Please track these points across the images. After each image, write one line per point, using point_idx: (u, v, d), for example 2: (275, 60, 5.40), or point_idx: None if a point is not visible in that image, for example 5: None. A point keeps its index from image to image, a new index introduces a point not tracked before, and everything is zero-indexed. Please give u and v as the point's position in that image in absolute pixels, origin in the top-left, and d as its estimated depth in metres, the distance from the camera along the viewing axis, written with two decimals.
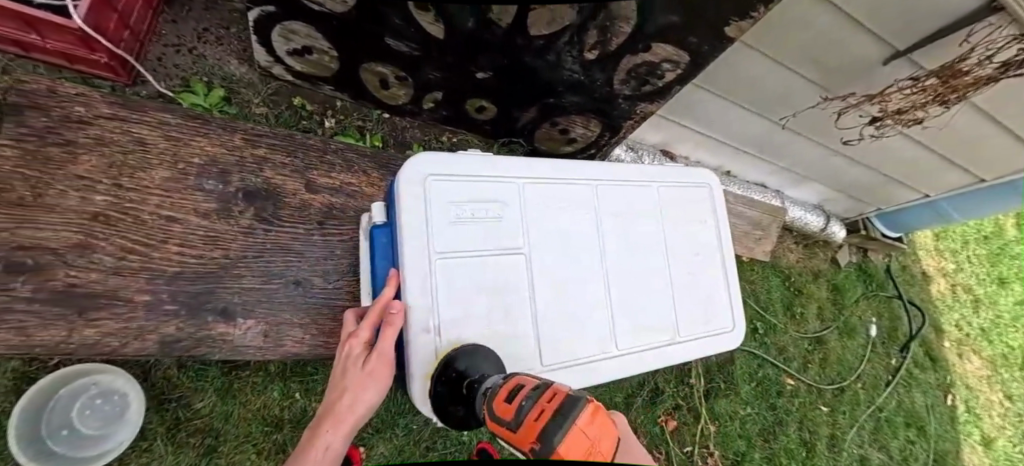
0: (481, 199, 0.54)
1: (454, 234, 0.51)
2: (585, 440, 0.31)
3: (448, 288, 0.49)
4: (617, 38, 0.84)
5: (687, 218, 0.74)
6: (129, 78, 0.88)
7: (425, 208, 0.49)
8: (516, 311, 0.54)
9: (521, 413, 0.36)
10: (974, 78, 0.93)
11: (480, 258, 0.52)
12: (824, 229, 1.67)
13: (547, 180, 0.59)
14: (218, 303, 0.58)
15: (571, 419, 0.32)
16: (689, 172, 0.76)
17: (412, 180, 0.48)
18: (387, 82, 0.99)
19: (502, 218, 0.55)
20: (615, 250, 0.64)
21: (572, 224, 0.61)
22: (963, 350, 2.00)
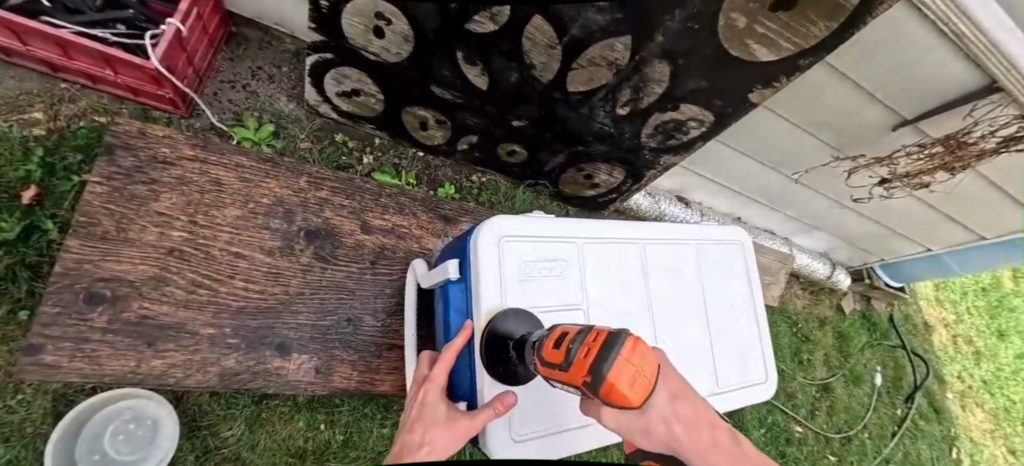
0: (546, 256, 0.58)
1: (524, 290, 0.55)
2: (631, 367, 0.30)
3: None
4: (648, 97, 0.91)
5: (723, 273, 0.79)
6: (186, 111, 0.92)
7: (499, 267, 0.53)
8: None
9: (572, 355, 0.35)
10: (978, 150, 0.99)
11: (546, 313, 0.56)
12: (830, 276, 1.71)
13: (601, 238, 0.64)
14: (276, 338, 0.60)
15: (614, 350, 0.31)
16: (722, 228, 0.81)
17: (490, 240, 0.53)
18: (427, 124, 1.04)
19: (564, 273, 0.59)
20: (661, 304, 0.68)
21: (624, 279, 0.65)
22: (967, 403, 2.01)
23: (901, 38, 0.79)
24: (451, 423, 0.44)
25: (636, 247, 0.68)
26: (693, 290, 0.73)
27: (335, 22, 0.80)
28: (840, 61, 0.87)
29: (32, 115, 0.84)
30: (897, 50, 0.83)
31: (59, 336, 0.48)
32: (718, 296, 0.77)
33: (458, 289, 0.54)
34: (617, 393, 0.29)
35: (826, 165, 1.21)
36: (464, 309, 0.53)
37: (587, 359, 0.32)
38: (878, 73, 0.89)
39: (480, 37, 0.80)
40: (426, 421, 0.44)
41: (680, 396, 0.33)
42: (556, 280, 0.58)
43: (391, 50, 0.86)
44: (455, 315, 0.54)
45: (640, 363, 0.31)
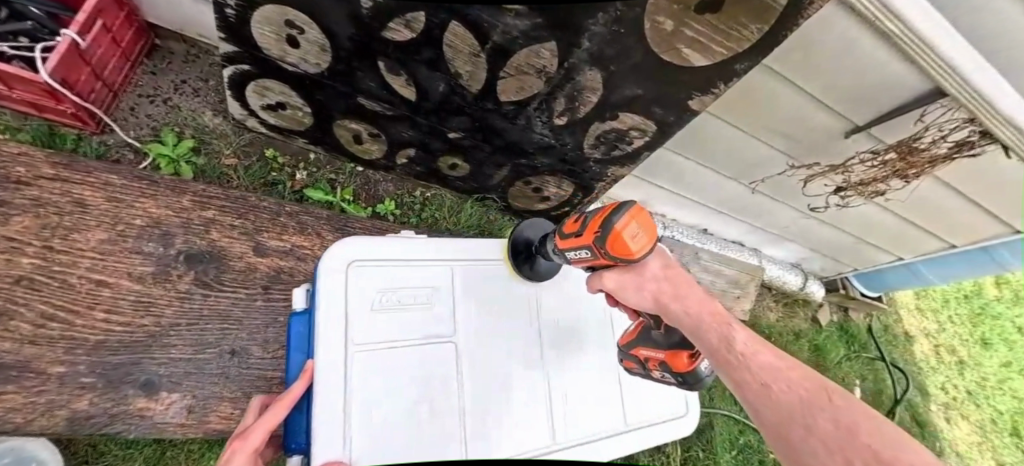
0: (402, 288, 0.62)
1: (374, 323, 0.57)
2: (631, 220, 0.55)
3: (363, 373, 0.54)
4: (585, 106, 0.87)
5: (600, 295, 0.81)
6: (98, 127, 0.86)
7: (345, 298, 0.55)
8: (432, 392, 0.60)
9: (587, 221, 0.61)
10: (930, 156, 0.95)
11: (398, 344, 0.59)
12: (803, 287, 1.67)
13: (465, 267, 0.69)
14: (142, 375, 0.58)
15: (622, 211, 0.56)
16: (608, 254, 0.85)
17: (337, 274, 0.56)
18: (361, 137, 0.99)
19: (422, 304, 0.63)
20: (534, 327, 0.72)
21: (491, 307, 0.69)
22: (951, 415, 1.95)
23: (842, 38, 0.75)
24: None
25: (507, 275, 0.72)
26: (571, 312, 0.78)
27: (244, 31, 0.75)
28: (781, 65, 0.83)
29: None
30: (837, 52, 0.79)
31: None
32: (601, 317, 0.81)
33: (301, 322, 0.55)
34: (620, 235, 0.54)
35: (782, 174, 1.17)
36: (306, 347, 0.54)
37: (603, 216, 0.57)
38: (821, 78, 0.86)
39: (398, 44, 0.76)
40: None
41: (668, 266, 0.57)
42: (414, 312, 0.62)
43: (309, 60, 0.81)
44: (297, 351, 0.54)
45: (638, 223, 0.56)
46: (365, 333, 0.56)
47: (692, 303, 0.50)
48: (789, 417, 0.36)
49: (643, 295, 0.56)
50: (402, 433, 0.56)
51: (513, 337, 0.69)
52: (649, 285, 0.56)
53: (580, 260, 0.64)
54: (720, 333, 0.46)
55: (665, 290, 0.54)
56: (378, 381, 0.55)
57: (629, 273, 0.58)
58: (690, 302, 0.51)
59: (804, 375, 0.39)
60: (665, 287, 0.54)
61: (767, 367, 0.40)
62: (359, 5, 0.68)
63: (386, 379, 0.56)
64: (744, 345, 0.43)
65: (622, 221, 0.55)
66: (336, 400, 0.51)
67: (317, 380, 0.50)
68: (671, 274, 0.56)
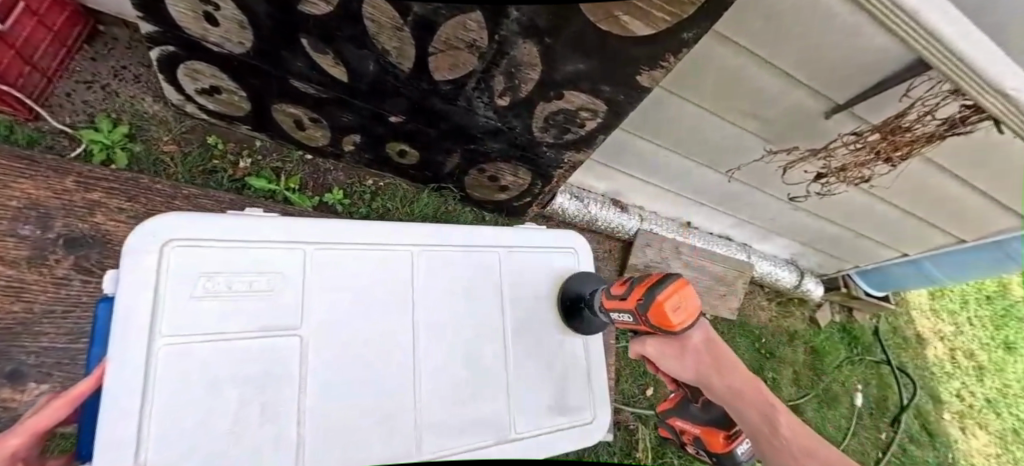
0: (255, 270, 0.42)
1: (203, 318, 0.38)
2: (674, 296, 0.50)
3: (175, 389, 0.35)
4: (526, 85, 0.81)
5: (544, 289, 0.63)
6: (31, 114, 0.84)
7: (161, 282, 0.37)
8: (285, 415, 0.40)
9: (633, 287, 0.55)
10: (915, 136, 0.86)
11: (239, 350, 0.39)
12: (797, 285, 1.56)
13: (356, 244, 0.48)
14: (7, 365, 0.51)
15: (665, 283, 0.51)
16: (553, 236, 0.66)
17: (143, 245, 0.37)
18: (302, 123, 0.95)
19: (290, 292, 0.43)
20: (457, 327, 0.53)
21: (395, 299, 0.49)
22: (967, 425, 1.81)
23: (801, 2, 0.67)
24: None
25: (426, 258, 0.53)
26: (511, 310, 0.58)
27: (159, 9, 0.72)
28: (740, 34, 0.75)
29: None
30: (802, 19, 0.70)
31: None
32: (548, 315, 0.62)
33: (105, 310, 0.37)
34: (662, 306, 0.50)
35: (759, 160, 1.08)
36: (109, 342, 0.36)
37: (646, 285, 0.52)
38: (785, 51, 0.77)
39: (317, 20, 0.71)
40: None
41: (707, 333, 0.57)
42: (272, 303, 0.42)
43: (232, 40, 0.77)
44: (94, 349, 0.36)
45: (682, 298, 0.51)
46: (187, 328, 0.37)
47: (731, 376, 0.54)
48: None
49: (682, 363, 0.58)
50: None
51: (427, 341, 0.50)
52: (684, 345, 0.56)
53: (625, 326, 0.58)
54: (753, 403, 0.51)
55: (703, 361, 0.56)
56: (207, 400, 0.36)
57: (670, 343, 0.58)
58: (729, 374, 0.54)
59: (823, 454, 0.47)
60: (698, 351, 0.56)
61: (807, 450, 0.46)
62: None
63: (220, 395, 0.37)
64: (789, 432, 0.48)
65: (664, 294, 0.50)
66: (128, 423, 0.32)
67: (107, 385, 0.32)
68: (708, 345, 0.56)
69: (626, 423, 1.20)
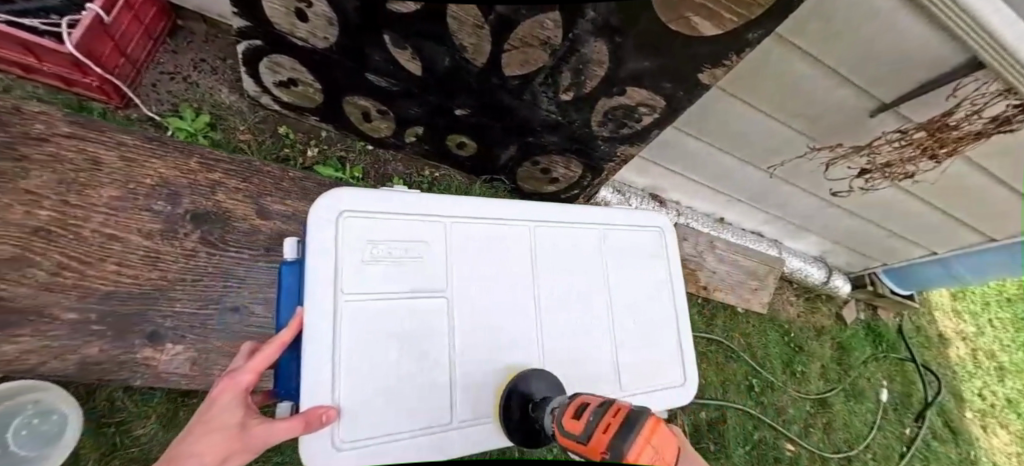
0: (405, 239, 0.48)
1: (369, 278, 0.44)
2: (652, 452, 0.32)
3: (354, 337, 0.42)
4: (591, 81, 0.86)
5: (637, 265, 0.65)
6: (121, 101, 0.91)
7: (338, 248, 0.43)
8: (436, 363, 0.46)
9: (588, 429, 0.36)
10: (961, 133, 0.90)
11: (398, 306, 0.45)
12: (826, 282, 1.60)
13: (483, 219, 0.53)
14: (148, 326, 0.57)
15: (637, 431, 0.33)
16: (650, 216, 0.68)
17: (325, 216, 0.43)
18: (369, 115, 1.01)
19: (432, 259, 0.49)
20: (568, 297, 0.56)
21: (516, 269, 0.54)
22: (989, 423, 1.83)
23: (863, 5, 0.71)
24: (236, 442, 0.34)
25: (540, 233, 0.57)
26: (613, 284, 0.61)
27: (255, 5, 0.77)
28: (797, 36, 0.79)
29: None
30: (858, 22, 0.75)
31: None
32: (647, 290, 0.64)
33: (292, 273, 0.44)
34: None
35: (803, 157, 1.12)
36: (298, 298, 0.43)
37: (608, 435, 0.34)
38: (841, 51, 0.82)
39: (402, 18, 0.76)
40: (212, 423, 0.34)
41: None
42: (419, 268, 0.47)
43: (318, 35, 0.83)
44: (287, 303, 0.43)
45: (658, 444, 0.33)
46: (360, 286, 0.43)
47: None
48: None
49: None
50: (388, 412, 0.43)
51: (544, 308, 0.54)
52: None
53: None
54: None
55: None
56: (375, 348, 0.43)
57: None
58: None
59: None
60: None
61: None
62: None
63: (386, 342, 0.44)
64: None
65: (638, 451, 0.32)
66: (324, 362, 0.39)
67: (307, 332, 0.39)
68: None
69: None
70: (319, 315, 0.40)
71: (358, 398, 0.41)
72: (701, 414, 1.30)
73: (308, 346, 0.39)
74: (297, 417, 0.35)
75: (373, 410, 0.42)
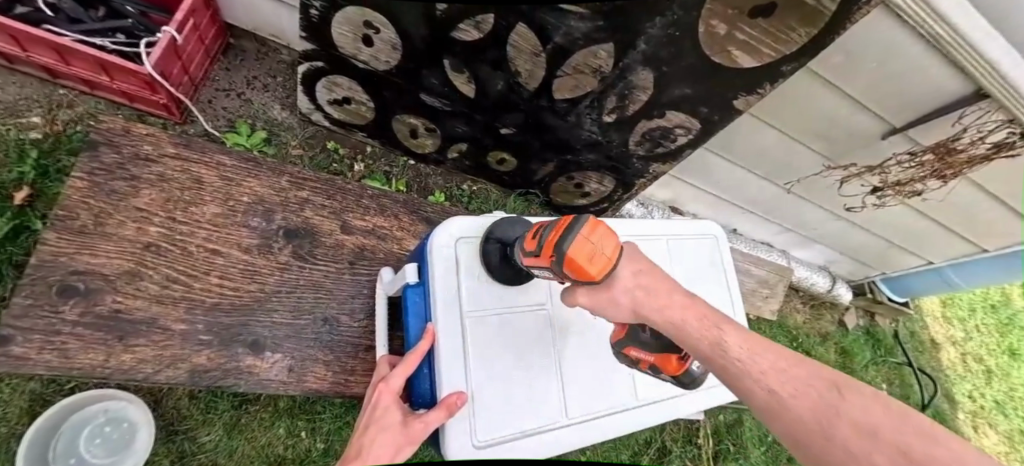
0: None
1: (481, 292, 0.55)
2: (589, 245, 0.42)
3: (478, 344, 0.53)
4: (634, 105, 0.92)
5: (696, 270, 0.78)
6: (181, 117, 0.95)
7: (459, 270, 0.54)
8: (541, 359, 0.59)
9: (543, 240, 0.47)
10: (968, 157, 0.99)
11: (505, 314, 0.57)
12: (830, 290, 1.69)
13: None
14: (250, 336, 0.60)
15: (578, 231, 0.43)
16: (696, 225, 0.79)
17: (446, 243, 0.53)
18: (417, 132, 1.06)
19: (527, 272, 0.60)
20: None
21: None
22: (978, 424, 1.94)
23: (884, 40, 0.79)
24: (399, 437, 0.42)
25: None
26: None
27: (326, 30, 0.82)
28: (822, 69, 0.87)
29: (30, 120, 0.85)
30: (878, 58, 0.83)
31: (29, 328, 0.48)
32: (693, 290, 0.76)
33: (416, 292, 0.54)
34: (578, 264, 0.42)
35: (818, 175, 1.21)
36: (423, 314, 0.53)
37: (556, 235, 0.44)
38: (862, 82, 0.90)
39: (465, 44, 0.81)
40: (381, 425, 0.43)
41: (635, 265, 0.45)
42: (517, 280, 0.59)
43: (380, 59, 0.87)
44: (412, 320, 0.53)
45: (599, 237, 0.43)
46: (481, 302, 0.54)
47: (670, 310, 0.42)
48: (817, 439, 0.34)
49: (613, 308, 0.45)
50: (511, 401, 0.55)
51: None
52: (620, 302, 0.44)
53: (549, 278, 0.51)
54: (710, 340, 0.41)
55: (639, 299, 0.44)
56: (496, 351, 0.54)
57: (598, 289, 0.45)
58: (669, 310, 0.43)
59: (796, 363, 0.39)
60: (646, 305, 0.43)
61: (776, 368, 0.38)
62: (435, 7, 0.74)
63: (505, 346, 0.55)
64: (743, 352, 0.39)
65: (578, 246, 0.42)
66: (457, 365, 0.50)
67: (439, 344, 0.50)
68: (640, 279, 0.44)
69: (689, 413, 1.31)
70: (451, 328, 0.51)
71: (484, 396, 0.53)
72: (721, 418, 1.35)
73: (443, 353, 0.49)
74: (441, 406, 0.46)
75: (496, 405, 0.54)
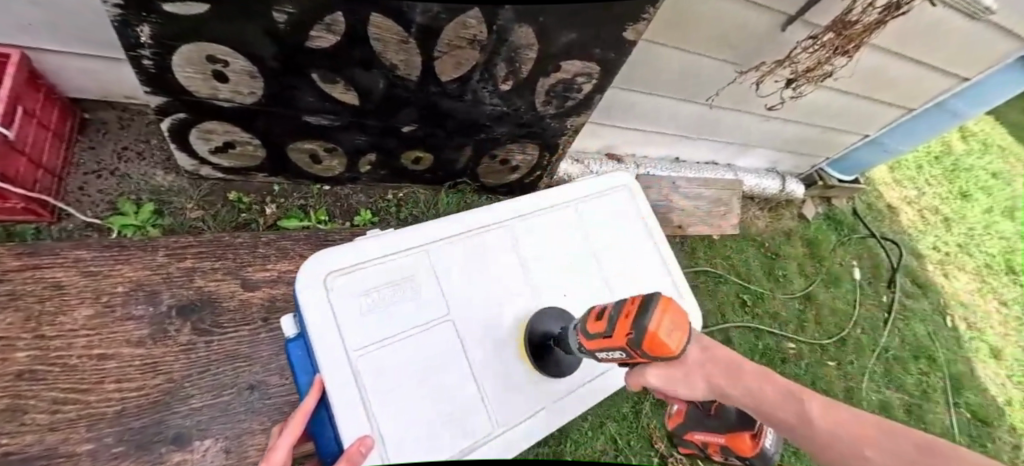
0: (391, 278, 0.56)
1: (370, 324, 0.52)
2: (669, 322, 0.42)
3: (379, 379, 0.50)
4: (525, 65, 0.87)
5: (607, 227, 0.79)
6: (51, 215, 0.85)
7: (337, 310, 0.50)
8: (459, 371, 0.56)
9: (612, 321, 0.48)
10: (863, 26, 0.97)
11: (404, 336, 0.54)
12: (782, 189, 1.72)
13: (460, 238, 0.63)
14: (170, 430, 0.55)
15: (653, 306, 0.43)
16: (592, 184, 0.79)
17: (314, 287, 0.49)
18: (318, 156, 0.99)
19: (419, 286, 0.58)
20: (542, 284, 0.68)
21: (490, 273, 0.64)
22: (947, 270, 2.04)
23: None
24: None
25: (499, 235, 0.67)
26: (574, 254, 0.73)
27: (170, 78, 0.74)
28: None
29: None
30: None
31: None
32: (605, 248, 0.77)
33: (297, 346, 0.49)
34: (659, 343, 0.41)
35: (734, 82, 1.19)
36: (311, 367, 0.48)
37: (629, 317, 0.45)
38: None
39: (325, 52, 0.75)
40: None
41: (704, 341, 0.48)
42: (410, 299, 0.56)
43: (243, 91, 0.80)
44: (301, 376, 0.48)
45: (673, 316, 0.43)
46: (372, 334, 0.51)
47: (746, 377, 0.44)
48: None
49: (692, 387, 0.47)
50: (434, 425, 0.53)
51: (522, 294, 0.65)
52: (696, 378, 0.46)
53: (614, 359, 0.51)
54: (793, 410, 0.40)
55: (715, 373, 0.46)
56: (401, 379, 0.52)
57: (670, 366, 0.46)
58: (749, 379, 0.44)
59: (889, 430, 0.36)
60: (717, 372, 0.45)
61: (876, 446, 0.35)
62: (275, 21, 0.67)
63: (412, 370, 0.53)
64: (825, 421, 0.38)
65: (657, 322, 0.42)
66: (359, 410, 0.47)
67: (331, 395, 0.46)
68: (710, 352, 0.47)
69: None
70: (341, 372, 0.47)
71: (399, 431, 0.49)
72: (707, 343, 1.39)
73: (338, 403, 0.45)
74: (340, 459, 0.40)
75: (418, 432, 0.51)
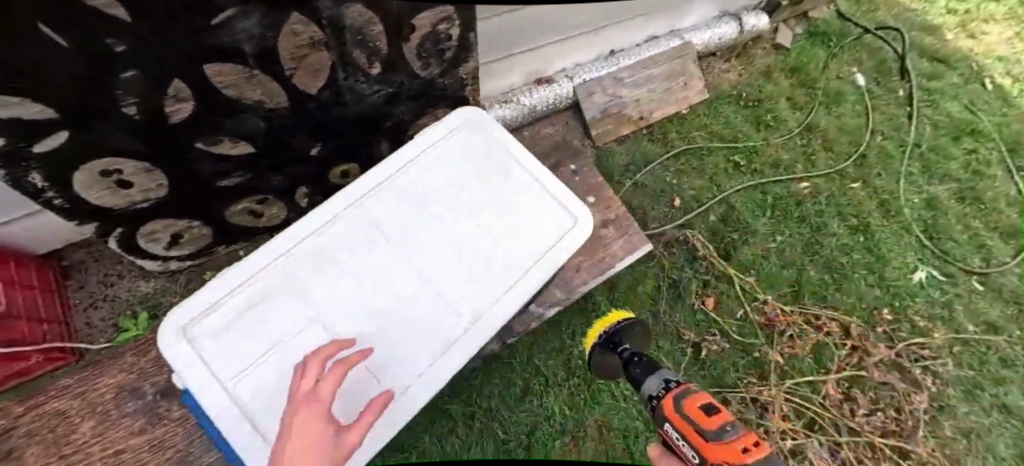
0: (242, 308, 0.60)
1: (232, 356, 0.57)
2: (740, 453, 0.61)
3: (257, 392, 0.56)
4: (378, 41, 0.84)
5: (460, 166, 0.76)
6: (74, 353, 0.98)
7: (201, 356, 0.57)
8: None
9: (725, 436, 0.65)
10: None
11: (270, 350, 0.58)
12: (742, 28, 1.55)
13: (300, 245, 0.65)
14: None
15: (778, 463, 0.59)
16: (435, 131, 0.77)
17: (175, 347, 0.57)
18: (257, 209, 1.05)
19: (275, 301, 0.61)
20: (401, 249, 0.68)
21: (343, 262, 0.66)
22: (973, 28, 1.76)
23: None
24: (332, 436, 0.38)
25: (349, 220, 0.69)
26: (437, 205, 0.72)
27: (85, 205, 0.81)
28: None
29: None
30: None
31: None
32: (468, 185, 0.74)
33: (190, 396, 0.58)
34: (738, 455, 0.61)
35: None
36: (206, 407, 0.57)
37: (746, 452, 0.61)
38: None
39: (191, 120, 0.78)
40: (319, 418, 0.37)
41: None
42: (264, 318, 0.60)
43: (152, 185, 0.86)
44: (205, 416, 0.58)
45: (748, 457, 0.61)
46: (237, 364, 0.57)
47: None
48: None
49: None
50: None
51: (382, 267, 0.66)
52: None
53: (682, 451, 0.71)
54: None
55: None
56: (274, 391, 0.56)
57: None
58: None
59: None
60: None
61: None
62: (128, 115, 0.71)
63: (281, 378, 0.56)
64: None
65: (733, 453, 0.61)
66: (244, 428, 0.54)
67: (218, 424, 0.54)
68: None
69: (676, 238, 1.30)
70: (221, 401, 0.55)
71: None
72: (707, 221, 1.34)
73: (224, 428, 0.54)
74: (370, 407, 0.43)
75: None
